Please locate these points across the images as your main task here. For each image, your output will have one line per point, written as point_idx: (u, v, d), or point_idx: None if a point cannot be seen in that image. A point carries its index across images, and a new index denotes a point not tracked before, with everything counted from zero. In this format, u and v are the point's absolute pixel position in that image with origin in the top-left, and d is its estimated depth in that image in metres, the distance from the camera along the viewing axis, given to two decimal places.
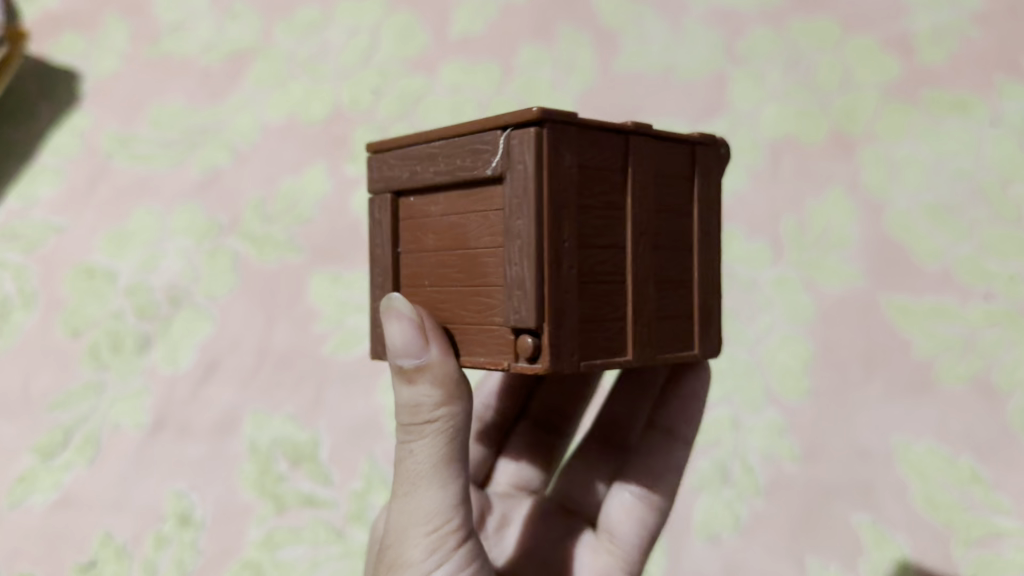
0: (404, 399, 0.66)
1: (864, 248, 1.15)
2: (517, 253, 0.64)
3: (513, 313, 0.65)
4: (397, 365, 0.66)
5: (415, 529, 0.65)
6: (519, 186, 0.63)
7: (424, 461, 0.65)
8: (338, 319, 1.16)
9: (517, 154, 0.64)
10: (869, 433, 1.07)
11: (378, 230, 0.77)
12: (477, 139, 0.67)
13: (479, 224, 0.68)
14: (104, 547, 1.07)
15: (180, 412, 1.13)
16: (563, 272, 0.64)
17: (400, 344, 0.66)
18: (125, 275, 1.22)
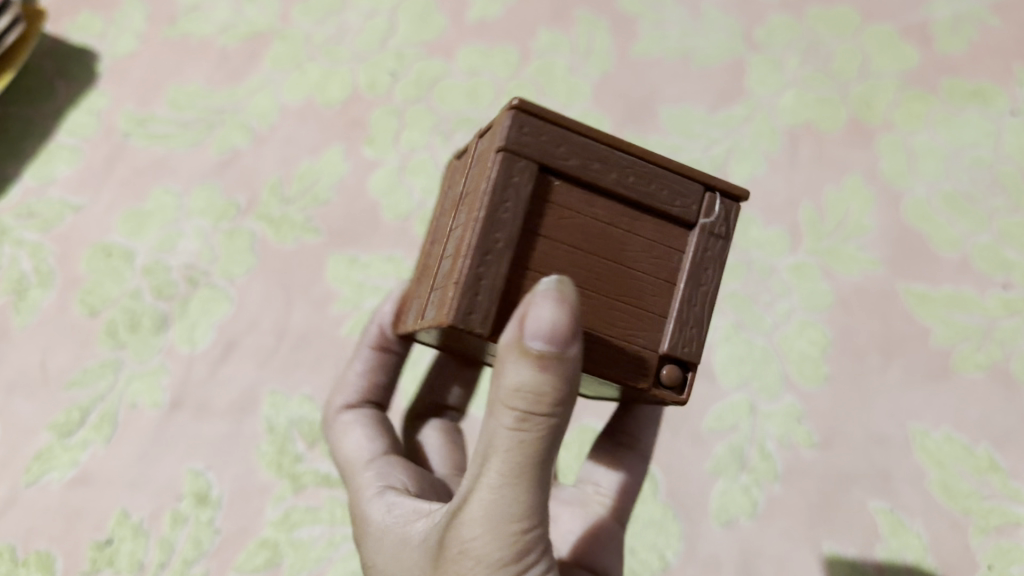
0: (520, 385, 0.53)
1: (881, 236, 1.15)
2: (696, 295, 0.66)
3: (677, 345, 0.65)
4: (527, 342, 0.53)
5: (494, 536, 0.56)
6: (714, 243, 0.67)
7: (529, 460, 0.54)
8: (357, 300, 1.17)
9: (721, 216, 0.67)
10: (885, 421, 1.05)
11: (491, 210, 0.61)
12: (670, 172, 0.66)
13: (638, 246, 0.65)
14: (121, 526, 1.06)
15: (199, 390, 1.13)
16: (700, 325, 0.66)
17: (550, 323, 0.53)
18: (142, 255, 1.22)
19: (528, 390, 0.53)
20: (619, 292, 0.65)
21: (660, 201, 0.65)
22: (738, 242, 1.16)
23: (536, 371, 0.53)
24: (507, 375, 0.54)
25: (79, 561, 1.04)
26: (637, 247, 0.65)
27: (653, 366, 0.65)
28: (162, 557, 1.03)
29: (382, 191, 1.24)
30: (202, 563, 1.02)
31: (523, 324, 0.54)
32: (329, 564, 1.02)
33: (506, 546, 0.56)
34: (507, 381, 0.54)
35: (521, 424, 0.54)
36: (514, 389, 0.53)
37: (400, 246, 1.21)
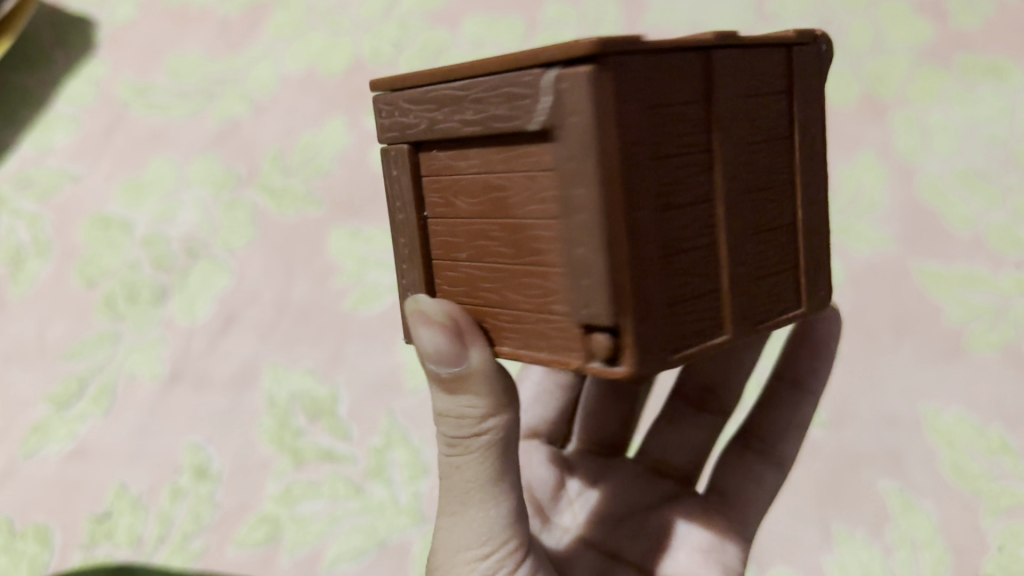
0: (441, 409, 0.63)
1: (895, 213, 1.14)
2: (576, 229, 0.54)
3: (581, 307, 0.56)
4: (434, 373, 0.63)
5: (464, 550, 0.65)
6: (573, 142, 0.52)
7: (472, 476, 0.63)
8: (359, 274, 1.14)
9: (568, 102, 0.52)
10: (897, 399, 1.05)
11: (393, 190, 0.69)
12: (507, 80, 0.56)
13: (524, 185, 0.58)
14: (118, 499, 1.04)
15: (197, 363, 1.11)
16: (647, 246, 0.54)
17: (430, 348, 0.62)
18: (141, 226, 1.20)
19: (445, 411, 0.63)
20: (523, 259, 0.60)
21: (500, 119, 0.57)
22: None
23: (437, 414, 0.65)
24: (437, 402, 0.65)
25: (76, 534, 1.02)
26: (519, 192, 0.59)
27: (580, 335, 0.57)
28: (161, 531, 1.01)
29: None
30: (201, 538, 1.00)
31: (421, 335, 0.63)
32: (331, 539, 0.99)
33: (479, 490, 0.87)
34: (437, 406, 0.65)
35: (449, 442, 0.64)
36: (440, 413, 0.64)
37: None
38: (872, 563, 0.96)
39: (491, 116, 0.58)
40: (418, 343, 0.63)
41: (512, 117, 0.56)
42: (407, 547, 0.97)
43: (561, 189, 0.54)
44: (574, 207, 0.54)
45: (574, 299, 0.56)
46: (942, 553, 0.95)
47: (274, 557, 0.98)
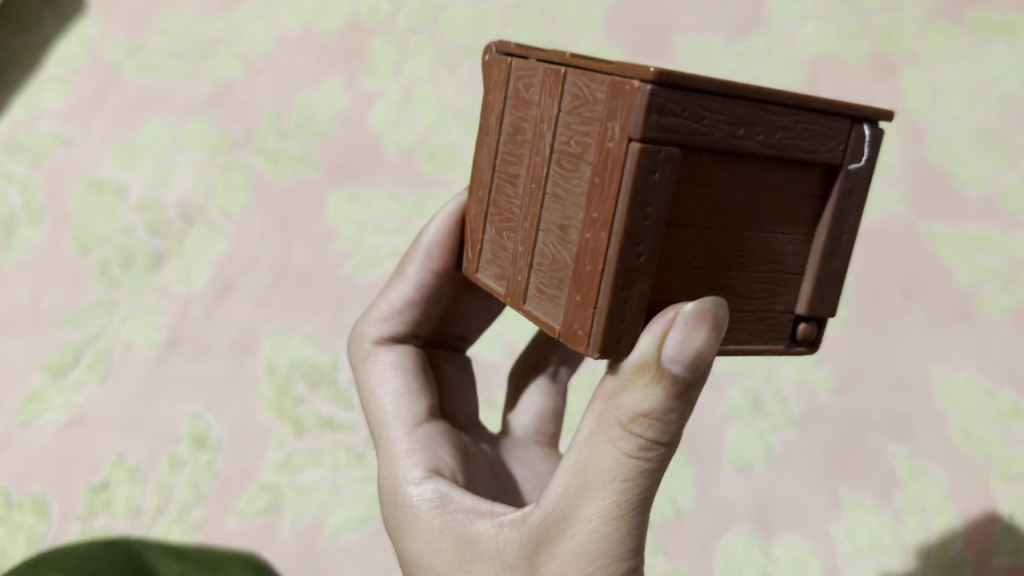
0: (644, 411, 0.56)
1: (906, 172, 1.12)
2: (833, 245, 0.66)
3: (815, 302, 0.67)
4: (668, 370, 0.55)
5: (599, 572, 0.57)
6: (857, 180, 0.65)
7: (642, 492, 0.57)
8: (358, 239, 1.11)
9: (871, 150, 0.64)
10: (906, 363, 1.05)
11: (652, 196, 0.55)
12: (821, 120, 0.61)
13: (780, 209, 0.63)
14: (117, 469, 1.02)
15: (195, 331, 1.09)
16: (831, 262, 0.66)
17: (687, 348, 0.55)
18: (135, 190, 1.17)
19: (650, 417, 0.56)
20: (752, 270, 0.64)
21: (805, 149, 0.61)
22: None
23: (630, 409, 0.57)
24: (623, 393, 0.57)
25: (74, 505, 1.00)
26: (776, 213, 0.63)
27: (787, 326, 0.68)
28: (160, 501, 1.00)
29: (383, 125, 1.19)
30: (201, 508, 0.99)
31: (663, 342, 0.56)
32: (333, 508, 0.99)
33: (418, 485, 0.72)
34: (623, 398, 0.57)
35: (639, 449, 0.57)
36: (635, 413, 0.57)
37: (402, 182, 1.15)
38: (879, 531, 0.96)
39: (796, 143, 0.61)
40: (668, 343, 0.55)
41: (818, 153, 0.62)
42: None
43: (832, 214, 0.65)
44: (845, 227, 0.65)
45: (802, 290, 0.67)
46: (951, 519, 0.95)
47: (276, 525, 0.98)
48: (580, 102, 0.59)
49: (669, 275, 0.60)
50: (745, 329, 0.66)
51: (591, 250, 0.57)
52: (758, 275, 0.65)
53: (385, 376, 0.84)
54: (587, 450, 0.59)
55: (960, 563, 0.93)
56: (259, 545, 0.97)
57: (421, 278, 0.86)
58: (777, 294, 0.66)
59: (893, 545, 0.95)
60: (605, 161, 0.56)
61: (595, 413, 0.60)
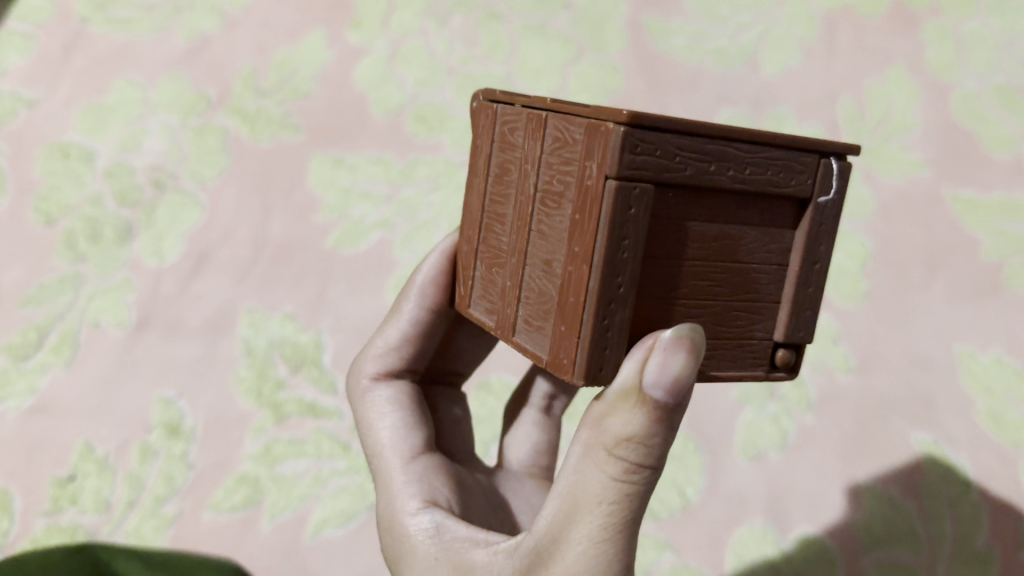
0: (632, 434, 0.51)
1: (927, 134, 1.06)
2: (810, 274, 0.61)
3: (794, 329, 0.62)
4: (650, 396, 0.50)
5: None
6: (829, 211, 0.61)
7: (631, 521, 0.52)
8: (343, 208, 1.04)
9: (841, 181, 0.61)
10: (928, 341, 0.99)
11: (627, 230, 0.52)
12: (790, 154, 0.58)
13: (756, 238, 0.59)
14: (84, 461, 0.95)
15: (169, 308, 1.01)
16: (807, 289, 0.62)
17: (669, 373, 0.50)
18: (103, 156, 1.08)
19: (639, 441, 0.51)
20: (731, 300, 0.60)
21: (774, 184, 0.58)
22: None
23: (616, 432, 0.51)
24: (608, 417, 0.52)
25: (39, 499, 0.92)
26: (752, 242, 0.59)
27: (767, 355, 0.63)
28: (131, 495, 0.92)
29: (370, 83, 1.11)
30: (174, 502, 0.92)
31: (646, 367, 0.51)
32: (316, 501, 0.92)
33: (415, 515, 0.66)
34: (609, 422, 0.52)
35: (627, 475, 0.51)
36: (622, 436, 0.51)
37: (389, 146, 1.07)
38: (902, 525, 0.90)
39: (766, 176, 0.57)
40: (651, 367, 0.51)
41: (788, 186, 0.59)
42: None
43: (806, 242, 0.61)
44: (819, 255, 0.61)
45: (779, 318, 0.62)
46: (976, 510, 0.90)
47: (255, 519, 0.91)
48: (560, 143, 0.57)
49: (650, 310, 0.57)
50: (724, 358, 0.61)
51: (575, 283, 0.54)
52: (735, 303, 0.60)
53: (382, 412, 0.77)
54: (574, 476, 0.54)
55: (986, 557, 0.88)
56: (235, 544, 0.89)
57: (419, 316, 0.79)
58: (755, 322, 0.62)
59: (914, 537, 0.89)
60: (583, 198, 0.53)
61: (582, 437, 0.55)
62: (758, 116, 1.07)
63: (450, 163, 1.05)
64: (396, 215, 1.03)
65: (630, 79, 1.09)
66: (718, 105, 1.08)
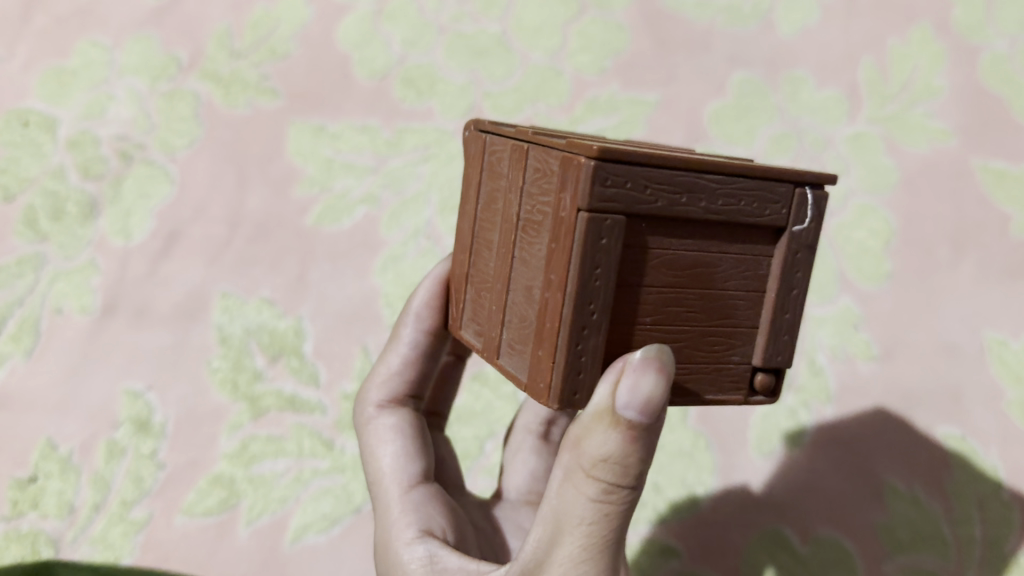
0: (608, 457, 0.48)
1: (954, 100, 0.97)
2: (789, 301, 0.57)
3: (772, 356, 0.57)
4: (619, 418, 0.47)
5: None
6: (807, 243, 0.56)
7: (613, 536, 0.50)
8: (326, 181, 0.96)
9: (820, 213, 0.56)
10: (956, 326, 0.92)
11: (601, 257, 0.49)
12: (768, 187, 0.54)
13: (732, 264, 0.55)
14: (46, 461, 0.87)
15: (136, 291, 0.93)
16: (784, 317, 0.57)
17: (642, 396, 0.47)
18: (65, 124, 0.97)
19: (617, 464, 0.48)
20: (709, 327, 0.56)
21: (748, 215, 0.54)
22: (786, 107, 0.98)
23: (591, 454, 0.49)
24: (584, 439, 0.49)
25: None
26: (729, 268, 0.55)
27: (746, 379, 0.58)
28: (97, 499, 0.85)
29: (354, 43, 1.01)
30: (144, 505, 0.86)
31: (617, 390, 0.48)
32: (297, 505, 0.86)
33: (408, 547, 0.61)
34: (585, 445, 0.49)
35: (606, 496, 0.49)
36: (598, 460, 0.48)
37: (375, 114, 0.98)
38: (926, 525, 0.85)
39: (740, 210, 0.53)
40: (622, 387, 0.47)
41: (763, 216, 0.54)
42: None
43: (783, 269, 0.56)
44: (797, 283, 0.57)
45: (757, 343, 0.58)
46: (1006, 511, 0.85)
47: (231, 525, 0.85)
48: (539, 173, 0.53)
49: (623, 340, 0.53)
50: (698, 385, 0.57)
51: (550, 311, 0.51)
52: (710, 330, 0.56)
53: (378, 441, 0.71)
54: (556, 491, 0.51)
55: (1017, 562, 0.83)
56: (211, 550, 0.83)
57: (420, 340, 0.73)
58: (732, 347, 0.57)
59: (940, 541, 0.84)
60: (558, 228, 0.50)
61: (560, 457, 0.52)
62: (775, 79, 1.00)
63: (441, 131, 0.97)
64: (381, 189, 0.95)
65: (635, 40, 1.02)
66: (731, 67, 1.01)
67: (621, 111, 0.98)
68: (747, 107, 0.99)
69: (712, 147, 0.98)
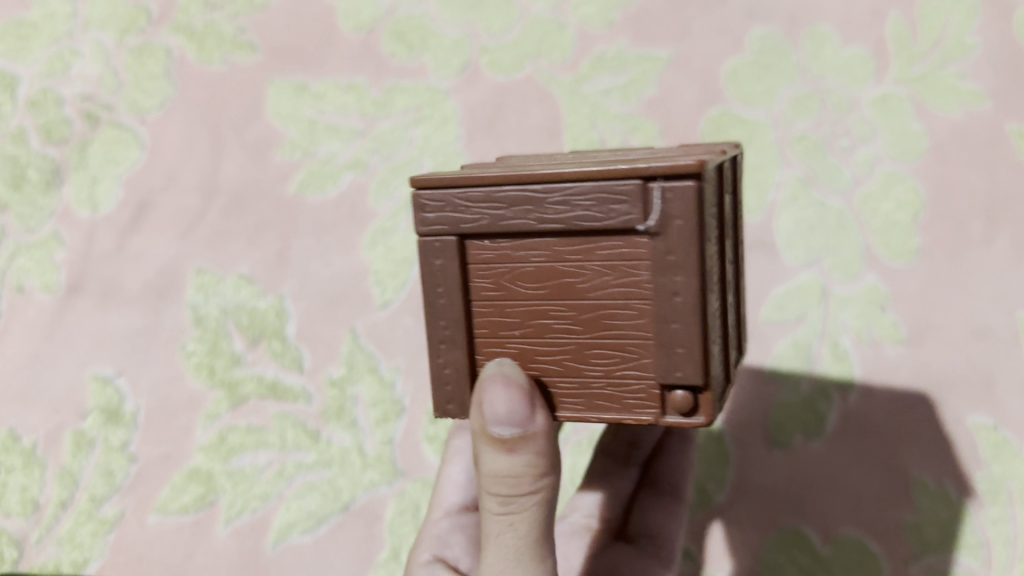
0: (499, 470, 0.49)
1: (988, 59, 0.87)
2: (673, 309, 0.50)
3: (670, 370, 0.51)
4: (490, 434, 0.49)
5: None
6: (682, 244, 0.48)
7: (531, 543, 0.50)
8: (309, 145, 0.89)
9: (682, 208, 0.48)
10: (989, 308, 0.83)
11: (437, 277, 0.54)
12: (611, 185, 0.49)
13: (598, 273, 0.51)
14: (9, 452, 0.83)
15: (103, 268, 0.87)
16: (671, 328, 0.50)
17: (500, 410, 0.49)
18: (27, 83, 0.91)
19: (506, 476, 0.49)
20: (591, 341, 0.52)
21: (593, 220, 0.50)
22: (810, 67, 0.89)
23: (485, 472, 0.50)
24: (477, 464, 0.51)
25: None
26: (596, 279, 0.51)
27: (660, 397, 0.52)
28: (63, 495, 0.81)
29: None
30: (115, 501, 0.81)
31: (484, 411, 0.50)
32: (280, 502, 0.80)
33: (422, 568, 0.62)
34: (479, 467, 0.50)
35: (506, 508, 0.50)
36: (494, 473, 0.49)
37: (361, 71, 0.91)
38: (953, 522, 0.80)
39: (576, 216, 0.50)
40: (485, 407, 0.49)
41: (612, 220, 0.50)
42: (378, 509, 0.80)
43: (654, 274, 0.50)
44: (679, 288, 0.49)
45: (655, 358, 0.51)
46: None
47: (210, 524, 0.80)
48: None
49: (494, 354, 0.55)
50: (595, 402, 0.53)
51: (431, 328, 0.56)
52: (590, 343, 0.52)
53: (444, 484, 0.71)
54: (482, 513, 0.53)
55: None
56: (188, 550, 0.79)
57: None
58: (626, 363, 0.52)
59: (969, 539, 0.79)
60: None
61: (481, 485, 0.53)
62: (795, 36, 0.90)
63: (433, 90, 0.91)
64: (370, 153, 0.88)
65: None
66: (749, 23, 0.91)
67: (629, 68, 0.91)
68: (766, 66, 0.90)
69: (729, 109, 0.90)
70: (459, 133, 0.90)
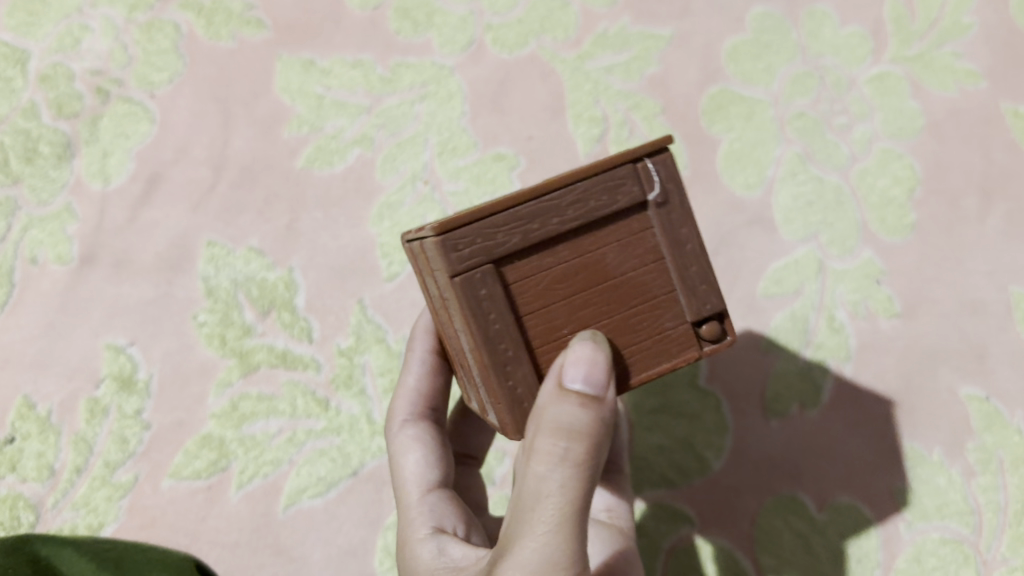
0: (565, 425, 0.48)
1: (979, 41, 0.94)
2: (679, 252, 0.56)
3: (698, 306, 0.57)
4: (568, 389, 0.49)
5: None
6: (673, 204, 0.55)
7: (569, 511, 0.49)
8: (316, 121, 0.91)
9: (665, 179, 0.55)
10: (982, 281, 0.88)
11: (486, 317, 0.52)
12: (612, 169, 0.54)
13: (625, 257, 0.55)
14: (23, 420, 0.83)
15: (118, 240, 0.88)
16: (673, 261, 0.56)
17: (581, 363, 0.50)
18: (36, 57, 0.91)
19: (568, 430, 0.48)
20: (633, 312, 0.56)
21: (602, 207, 0.54)
22: (808, 44, 0.94)
23: (571, 409, 0.49)
24: (544, 412, 0.49)
25: None
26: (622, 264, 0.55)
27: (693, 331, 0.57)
28: (78, 461, 0.81)
29: None
30: (129, 467, 0.82)
31: (564, 374, 0.50)
32: (291, 468, 0.82)
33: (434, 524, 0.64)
34: (543, 417, 0.49)
35: (556, 463, 0.48)
36: (556, 428, 0.49)
37: (368, 48, 0.94)
38: (952, 492, 0.82)
39: (595, 200, 0.54)
40: (578, 363, 0.50)
41: (621, 196, 0.54)
42: (386, 475, 0.83)
43: (663, 234, 0.56)
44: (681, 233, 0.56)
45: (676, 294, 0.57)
46: None
47: (221, 489, 0.82)
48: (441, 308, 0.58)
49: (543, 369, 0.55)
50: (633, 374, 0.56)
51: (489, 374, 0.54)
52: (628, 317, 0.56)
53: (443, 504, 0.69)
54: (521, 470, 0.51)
55: None
56: (202, 514, 0.81)
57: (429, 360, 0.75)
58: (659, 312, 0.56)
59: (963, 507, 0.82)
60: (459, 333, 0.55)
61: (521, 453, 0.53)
62: (795, 15, 0.96)
63: (439, 67, 0.93)
64: (376, 129, 0.91)
65: None
66: (749, 2, 0.96)
67: (632, 47, 0.94)
68: (766, 44, 0.94)
69: (729, 86, 0.93)
70: (463, 109, 0.92)
